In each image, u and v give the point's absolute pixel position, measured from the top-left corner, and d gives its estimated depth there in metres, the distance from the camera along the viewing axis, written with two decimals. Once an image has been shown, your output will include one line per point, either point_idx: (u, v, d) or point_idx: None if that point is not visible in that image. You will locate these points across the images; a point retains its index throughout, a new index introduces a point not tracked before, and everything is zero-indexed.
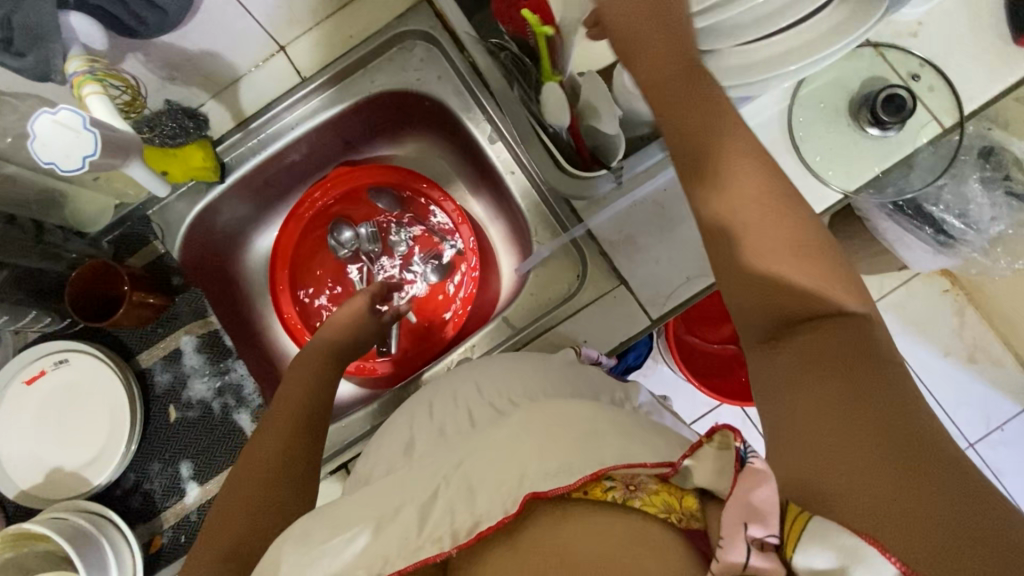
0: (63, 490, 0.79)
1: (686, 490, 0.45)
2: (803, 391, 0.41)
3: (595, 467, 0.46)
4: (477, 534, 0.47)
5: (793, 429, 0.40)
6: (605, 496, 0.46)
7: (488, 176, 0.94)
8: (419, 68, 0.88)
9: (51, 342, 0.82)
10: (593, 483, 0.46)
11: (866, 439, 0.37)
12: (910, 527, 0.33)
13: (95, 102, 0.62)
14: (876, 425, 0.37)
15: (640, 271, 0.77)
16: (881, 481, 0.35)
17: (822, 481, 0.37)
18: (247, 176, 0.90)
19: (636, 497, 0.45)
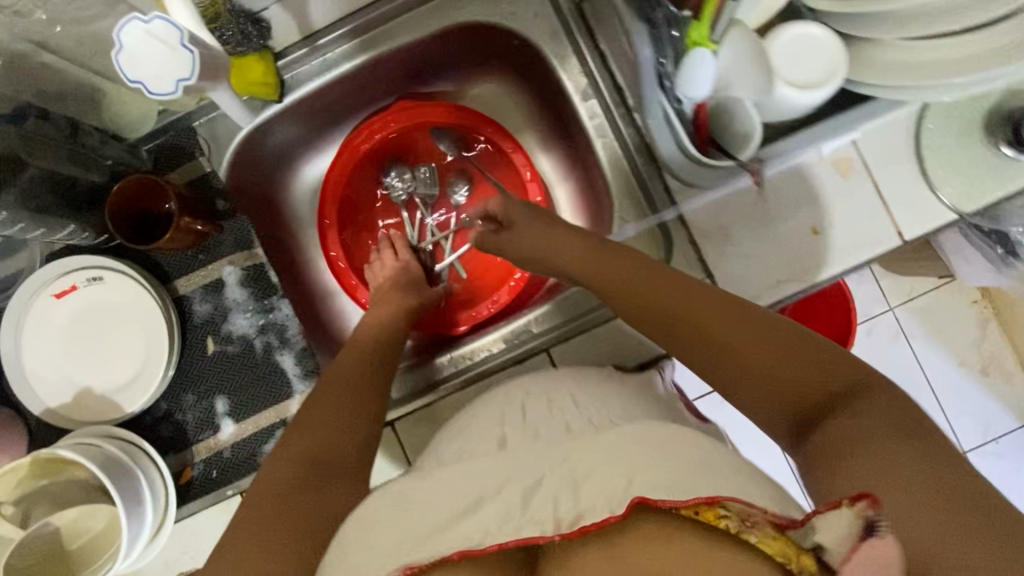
0: (93, 412, 0.75)
1: (806, 548, 0.40)
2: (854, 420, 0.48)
3: (709, 491, 0.43)
4: (579, 529, 0.44)
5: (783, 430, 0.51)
6: (716, 523, 0.42)
7: (568, 133, 0.86)
8: (514, 1, 0.78)
9: (84, 256, 0.76)
10: (705, 506, 0.43)
11: (865, 449, 0.45)
12: (959, 543, 0.39)
13: (179, 8, 0.59)
14: (905, 439, 0.45)
15: (730, 266, 0.72)
16: (917, 503, 0.41)
17: (896, 519, 0.41)
18: (306, 99, 0.81)
19: (751, 534, 0.41)
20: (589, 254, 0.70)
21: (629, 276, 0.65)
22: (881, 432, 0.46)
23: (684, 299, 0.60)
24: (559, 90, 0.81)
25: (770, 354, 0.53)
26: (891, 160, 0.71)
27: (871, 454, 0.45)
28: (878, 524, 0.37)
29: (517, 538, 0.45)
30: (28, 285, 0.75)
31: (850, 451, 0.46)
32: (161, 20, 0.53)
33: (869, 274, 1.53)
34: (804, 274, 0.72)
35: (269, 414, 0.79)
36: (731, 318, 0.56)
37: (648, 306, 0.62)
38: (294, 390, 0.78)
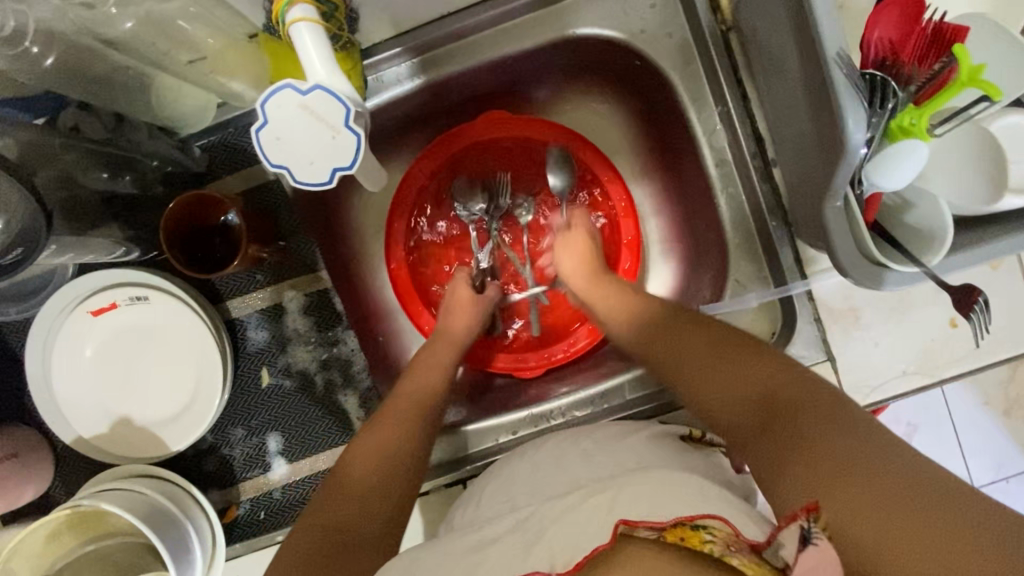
0: (132, 446, 0.67)
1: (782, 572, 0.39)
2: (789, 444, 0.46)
3: (688, 515, 0.45)
4: (575, 565, 0.45)
5: (775, 470, 0.46)
6: (700, 548, 0.43)
7: (676, 169, 0.76)
8: (647, 16, 0.67)
9: (126, 270, 0.65)
10: (688, 530, 0.44)
11: (879, 486, 0.41)
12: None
13: (308, 48, 0.41)
14: (893, 478, 0.41)
15: (854, 351, 0.66)
16: (910, 541, 0.38)
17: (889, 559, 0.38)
18: (390, 103, 0.71)
19: (734, 557, 0.41)
20: (661, 312, 0.63)
21: (677, 333, 0.59)
22: (858, 467, 0.42)
23: (728, 368, 0.54)
24: (680, 123, 0.71)
25: (808, 426, 0.46)
26: None
27: (870, 488, 0.41)
28: (815, 532, 0.39)
29: (520, 571, 0.47)
30: (60, 298, 0.65)
31: (832, 480, 0.42)
32: (323, 92, 0.39)
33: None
34: (932, 368, 0.66)
35: (326, 457, 0.72)
36: (803, 393, 0.49)
37: (695, 367, 0.56)
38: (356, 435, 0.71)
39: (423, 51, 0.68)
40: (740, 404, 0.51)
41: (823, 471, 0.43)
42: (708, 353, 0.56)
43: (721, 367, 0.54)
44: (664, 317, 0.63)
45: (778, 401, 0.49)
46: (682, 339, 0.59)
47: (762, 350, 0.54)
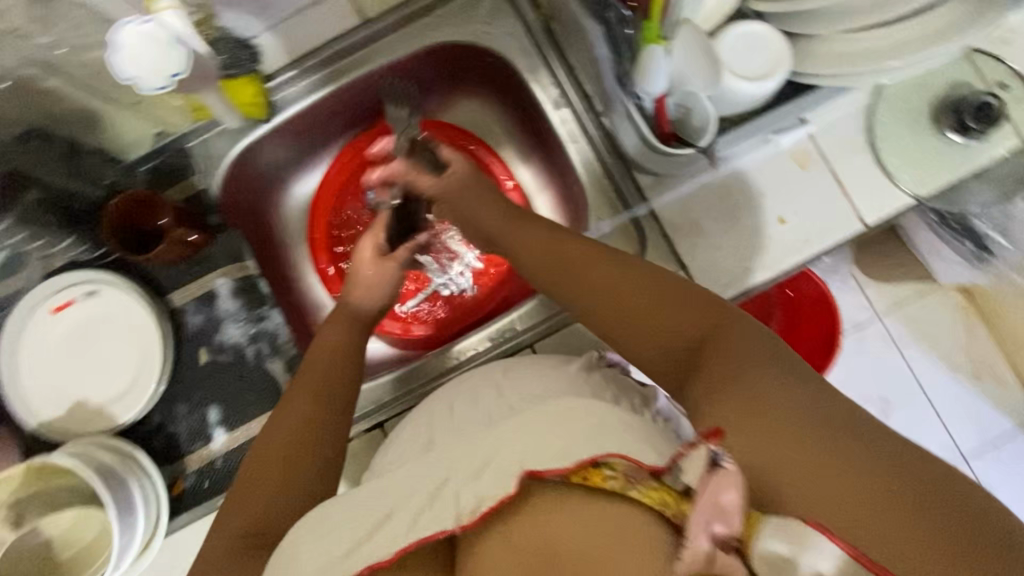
0: (88, 425, 0.77)
1: (679, 492, 0.48)
2: (725, 404, 0.48)
3: (590, 455, 0.49)
4: (481, 515, 0.50)
5: (699, 403, 0.51)
6: (603, 484, 0.49)
7: (544, 142, 0.90)
8: (488, 21, 0.84)
9: (81, 271, 0.79)
10: (591, 470, 0.49)
11: (783, 418, 0.46)
12: (839, 513, 0.41)
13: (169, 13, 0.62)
14: (802, 416, 0.46)
15: (702, 257, 0.76)
16: (801, 465, 0.44)
17: (787, 479, 0.44)
18: (296, 118, 0.85)
19: (634, 488, 0.48)
20: (569, 247, 0.64)
21: (592, 271, 0.61)
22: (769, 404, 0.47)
23: (648, 312, 0.56)
24: (532, 100, 0.85)
25: (731, 365, 0.50)
26: (849, 150, 0.75)
27: (806, 439, 0.45)
28: (723, 454, 0.43)
29: (419, 536, 0.51)
30: (27, 300, 0.78)
31: (748, 415, 0.47)
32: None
33: (852, 282, 1.47)
34: (773, 262, 0.75)
35: (261, 422, 0.80)
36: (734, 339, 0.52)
37: (618, 310, 0.58)
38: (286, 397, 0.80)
39: (315, 73, 0.84)
40: (669, 345, 0.56)
41: (744, 407, 0.47)
42: (630, 291, 0.58)
43: (651, 307, 0.57)
44: (570, 246, 0.64)
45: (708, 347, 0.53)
46: (597, 275, 0.60)
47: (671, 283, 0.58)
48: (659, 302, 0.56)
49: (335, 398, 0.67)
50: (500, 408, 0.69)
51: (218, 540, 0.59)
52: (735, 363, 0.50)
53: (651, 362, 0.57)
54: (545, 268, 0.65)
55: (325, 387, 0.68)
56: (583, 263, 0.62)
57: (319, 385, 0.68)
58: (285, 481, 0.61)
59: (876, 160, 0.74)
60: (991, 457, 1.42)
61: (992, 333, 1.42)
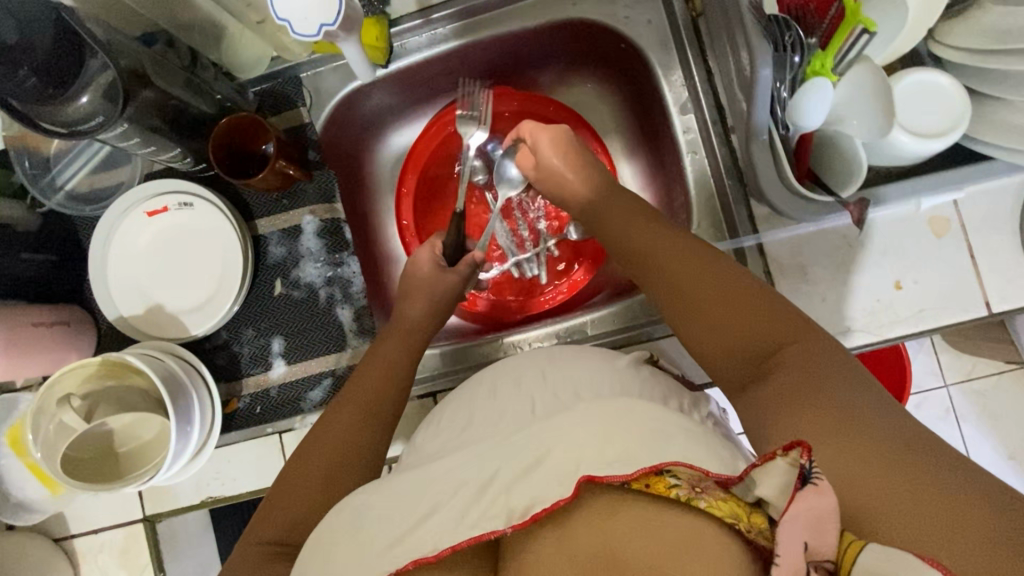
0: (162, 329, 0.79)
1: (750, 504, 0.47)
2: (798, 415, 0.48)
3: (653, 462, 0.49)
4: (531, 517, 0.50)
5: (771, 415, 0.50)
6: (666, 492, 0.48)
7: (656, 143, 0.85)
8: (630, 6, 0.78)
9: (179, 181, 0.80)
10: (655, 477, 0.48)
11: (866, 436, 0.45)
12: (933, 533, 0.39)
13: None
14: (873, 431, 0.45)
15: (801, 305, 0.71)
16: (887, 485, 0.42)
17: (866, 499, 0.42)
18: (411, 69, 0.83)
19: (701, 499, 0.47)
20: (654, 240, 0.65)
21: (673, 264, 0.62)
22: (843, 418, 0.46)
23: (727, 311, 0.57)
24: (657, 99, 0.80)
25: (803, 376, 0.51)
26: (991, 227, 0.68)
27: (881, 454, 0.44)
28: (815, 471, 0.41)
29: (468, 535, 0.50)
30: (124, 199, 0.80)
31: (819, 429, 0.47)
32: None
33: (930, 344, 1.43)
34: (876, 327, 0.70)
35: (319, 362, 0.81)
36: (794, 344, 0.53)
37: (695, 308, 0.59)
38: (347, 345, 0.81)
39: (439, 26, 0.81)
40: (748, 352, 0.56)
41: (816, 423, 0.47)
42: (711, 284, 0.59)
43: (719, 307, 0.58)
44: (658, 236, 0.66)
45: (774, 349, 0.54)
46: (678, 269, 0.62)
47: (744, 284, 0.58)
48: (739, 301, 0.57)
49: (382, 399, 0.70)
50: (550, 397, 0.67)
51: (275, 523, 0.61)
52: (795, 367, 0.51)
53: (719, 362, 0.58)
54: (634, 245, 0.67)
55: (376, 389, 0.71)
56: (665, 258, 0.63)
57: (370, 404, 0.69)
58: (336, 477, 0.64)
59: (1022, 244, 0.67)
60: None
61: None
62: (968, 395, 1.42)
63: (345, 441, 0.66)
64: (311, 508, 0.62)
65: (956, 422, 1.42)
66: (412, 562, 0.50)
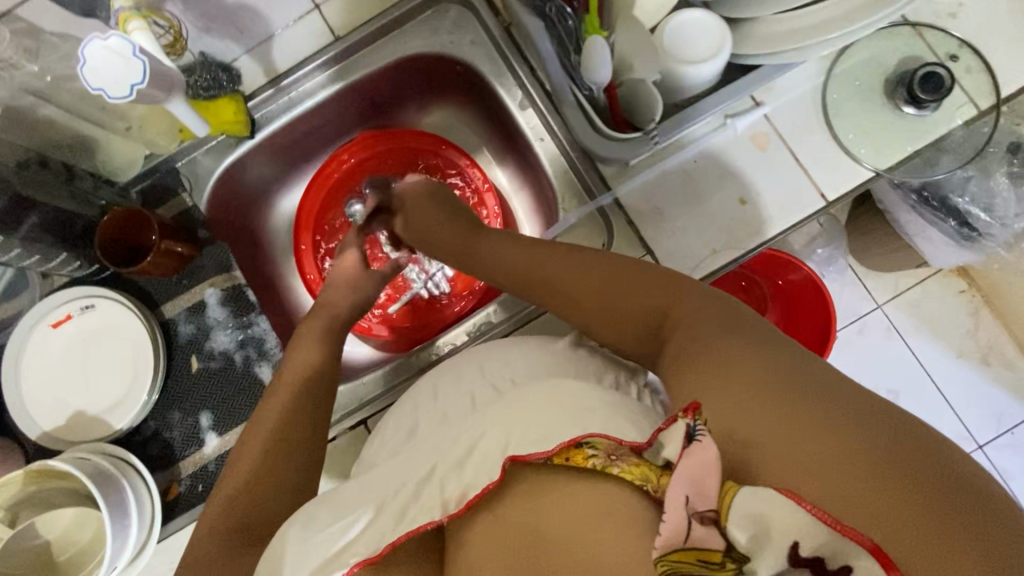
0: (86, 433, 0.80)
1: (659, 467, 0.48)
2: (697, 370, 0.51)
3: (573, 436, 0.51)
4: (465, 504, 0.53)
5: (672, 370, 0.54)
6: (585, 463, 0.50)
7: (514, 145, 0.93)
8: (452, 32, 0.88)
9: (79, 287, 0.83)
10: (574, 450, 0.51)
11: (787, 398, 0.46)
12: (829, 482, 0.41)
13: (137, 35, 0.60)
14: (783, 387, 0.47)
15: (669, 242, 0.77)
16: (790, 438, 0.44)
17: (763, 445, 0.45)
18: (277, 133, 0.90)
19: (615, 465, 0.49)
20: (556, 268, 0.67)
21: (559, 266, 0.67)
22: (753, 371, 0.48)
23: (622, 289, 0.61)
24: (499, 104, 0.89)
25: (695, 335, 0.54)
26: (803, 130, 0.77)
27: (772, 402, 0.46)
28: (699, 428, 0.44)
29: (404, 530, 0.53)
30: (27, 319, 0.82)
31: (715, 379, 0.49)
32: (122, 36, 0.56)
33: (849, 271, 1.46)
34: (737, 242, 0.76)
35: None
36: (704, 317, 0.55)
37: (585, 299, 0.64)
38: None
39: (291, 91, 0.89)
40: (638, 319, 0.60)
41: (721, 379, 0.49)
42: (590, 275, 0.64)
43: (611, 298, 0.62)
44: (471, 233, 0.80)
45: (681, 314, 0.57)
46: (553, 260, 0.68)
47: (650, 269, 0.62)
48: (628, 279, 0.62)
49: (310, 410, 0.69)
50: (466, 382, 0.70)
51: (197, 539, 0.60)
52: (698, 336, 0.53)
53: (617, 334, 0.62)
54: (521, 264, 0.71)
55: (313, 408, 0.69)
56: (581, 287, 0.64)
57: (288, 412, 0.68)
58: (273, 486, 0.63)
59: (835, 136, 0.75)
60: (1006, 441, 1.43)
61: (998, 318, 1.44)
62: (904, 311, 1.45)
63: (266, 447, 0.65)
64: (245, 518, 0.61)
65: (901, 337, 1.45)
66: (356, 564, 0.52)
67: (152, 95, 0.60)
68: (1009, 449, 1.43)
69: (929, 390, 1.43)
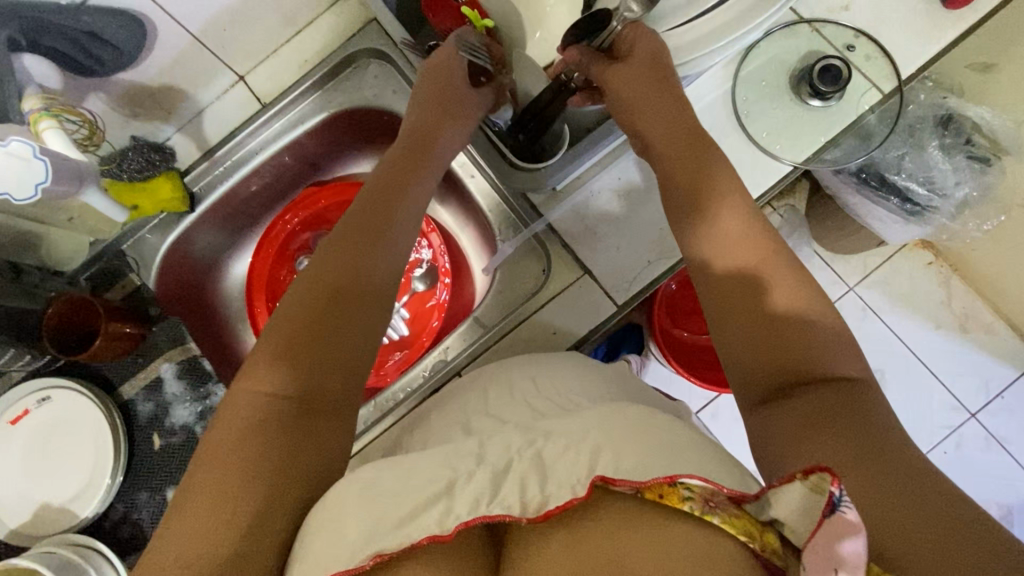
0: (52, 525, 0.80)
1: (763, 522, 0.41)
2: (832, 438, 0.43)
3: (667, 471, 0.43)
4: (545, 513, 0.44)
5: (796, 437, 0.45)
6: (680, 505, 0.42)
7: (451, 183, 0.95)
8: (374, 85, 0.92)
9: (34, 380, 0.84)
10: (668, 488, 0.42)
11: (897, 465, 0.41)
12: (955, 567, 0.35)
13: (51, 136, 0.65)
14: (909, 468, 0.41)
15: (603, 259, 0.79)
16: (884, 489, 0.39)
17: (897, 525, 0.38)
18: (218, 203, 0.92)
19: (715, 514, 0.41)
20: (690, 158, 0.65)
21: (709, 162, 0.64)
22: (853, 427, 0.44)
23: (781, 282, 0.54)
24: None
25: (835, 400, 0.46)
26: (719, 134, 0.78)
27: (914, 485, 0.40)
28: (843, 498, 0.36)
29: (480, 514, 0.44)
30: None
31: (848, 454, 0.42)
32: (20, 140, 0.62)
33: (816, 258, 1.36)
34: (669, 250, 0.78)
35: None
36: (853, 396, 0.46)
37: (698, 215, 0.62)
38: None
39: (227, 160, 0.92)
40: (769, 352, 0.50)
41: (849, 449, 0.42)
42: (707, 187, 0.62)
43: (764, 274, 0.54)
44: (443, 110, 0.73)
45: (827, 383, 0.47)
46: (653, 102, 0.68)
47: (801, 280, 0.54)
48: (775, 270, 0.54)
49: (316, 344, 0.53)
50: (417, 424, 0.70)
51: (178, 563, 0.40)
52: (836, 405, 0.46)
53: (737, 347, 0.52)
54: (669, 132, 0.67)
55: (322, 333, 0.54)
56: (686, 180, 0.64)
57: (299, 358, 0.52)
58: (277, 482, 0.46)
59: (749, 136, 0.77)
60: (1000, 407, 1.33)
61: (971, 286, 1.35)
62: (877, 288, 1.36)
63: (276, 395, 0.50)
64: (258, 517, 0.44)
65: (875, 314, 1.35)
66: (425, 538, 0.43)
67: (61, 186, 0.68)
68: (1004, 413, 1.33)
69: (918, 370, 1.34)
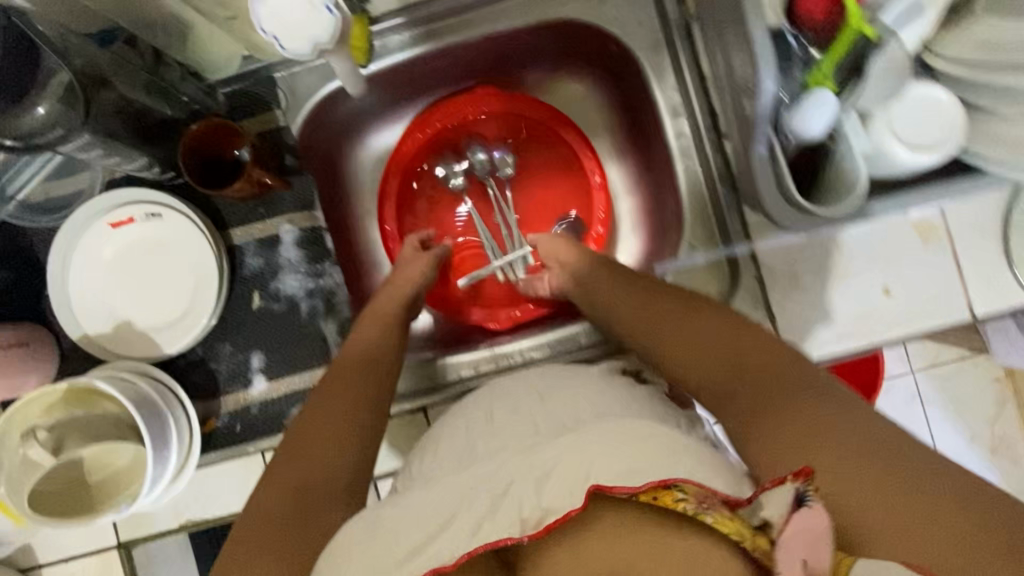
0: (131, 348, 0.75)
1: (755, 527, 0.43)
2: (781, 430, 0.51)
3: (661, 475, 0.45)
4: (543, 527, 0.45)
5: (747, 427, 0.53)
6: (674, 506, 0.44)
7: (647, 147, 0.83)
8: (620, 7, 0.76)
9: (147, 190, 0.75)
10: (662, 490, 0.44)
11: (908, 470, 0.46)
12: (953, 548, 0.42)
13: None
14: (873, 452, 0.48)
15: (794, 313, 0.71)
16: (863, 471, 0.47)
17: (871, 518, 0.45)
18: (393, 69, 0.80)
19: (707, 514, 0.43)
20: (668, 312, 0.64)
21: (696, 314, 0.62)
22: (803, 425, 0.51)
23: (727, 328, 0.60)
24: (649, 104, 0.78)
25: (777, 397, 0.53)
26: (977, 236, 0.69)
27: (897, 482, 0.46)
28: (810, 496, 0.43)
29: (483, 541, 0.44)
30: (88, 209, 0.74)
31: (809, 441, 0.50)
32: None
33: None
34: (864, 331, 0.70)
35: (304, 376, 0.78)
36: (786, 368, 0.55)
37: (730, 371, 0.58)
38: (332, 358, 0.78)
39: (423, 25, 0.77)
40: (720, 359, 0.58)
41: (797, 439, 0.50)
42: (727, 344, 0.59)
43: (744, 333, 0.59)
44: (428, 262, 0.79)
45: (757, 365, 0.56)
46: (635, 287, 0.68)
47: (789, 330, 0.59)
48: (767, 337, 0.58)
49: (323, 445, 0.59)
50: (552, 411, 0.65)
51: None
52: (781, 389, 0.54)
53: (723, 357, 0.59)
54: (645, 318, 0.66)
55: (329, 430, 0.60)
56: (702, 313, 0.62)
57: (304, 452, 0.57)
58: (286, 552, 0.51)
59: (1007, 251, 0.68)
60: None
61: None
62: None
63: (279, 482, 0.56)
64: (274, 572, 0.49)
65: None
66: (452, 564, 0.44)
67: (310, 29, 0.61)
68: None
69: None
